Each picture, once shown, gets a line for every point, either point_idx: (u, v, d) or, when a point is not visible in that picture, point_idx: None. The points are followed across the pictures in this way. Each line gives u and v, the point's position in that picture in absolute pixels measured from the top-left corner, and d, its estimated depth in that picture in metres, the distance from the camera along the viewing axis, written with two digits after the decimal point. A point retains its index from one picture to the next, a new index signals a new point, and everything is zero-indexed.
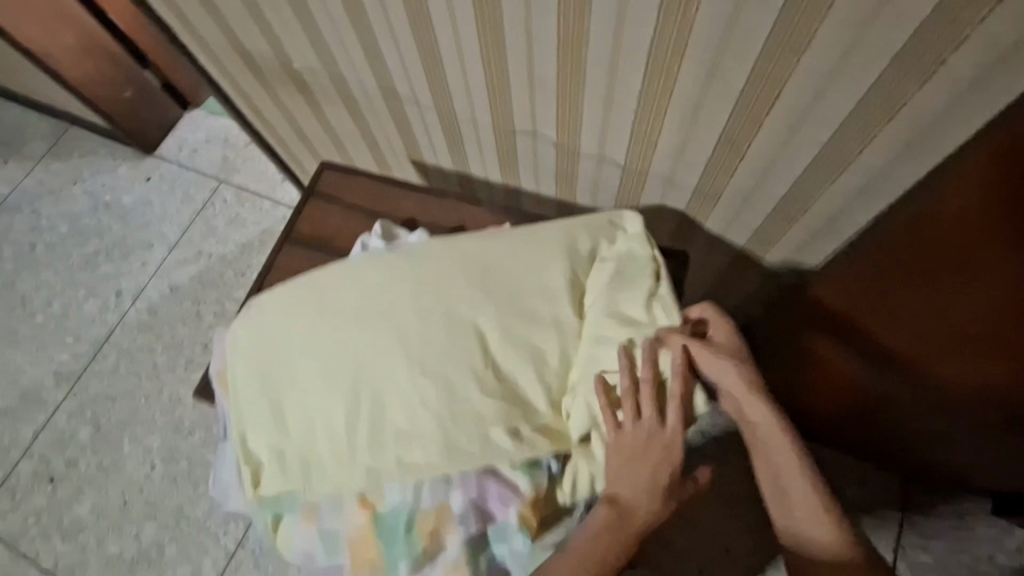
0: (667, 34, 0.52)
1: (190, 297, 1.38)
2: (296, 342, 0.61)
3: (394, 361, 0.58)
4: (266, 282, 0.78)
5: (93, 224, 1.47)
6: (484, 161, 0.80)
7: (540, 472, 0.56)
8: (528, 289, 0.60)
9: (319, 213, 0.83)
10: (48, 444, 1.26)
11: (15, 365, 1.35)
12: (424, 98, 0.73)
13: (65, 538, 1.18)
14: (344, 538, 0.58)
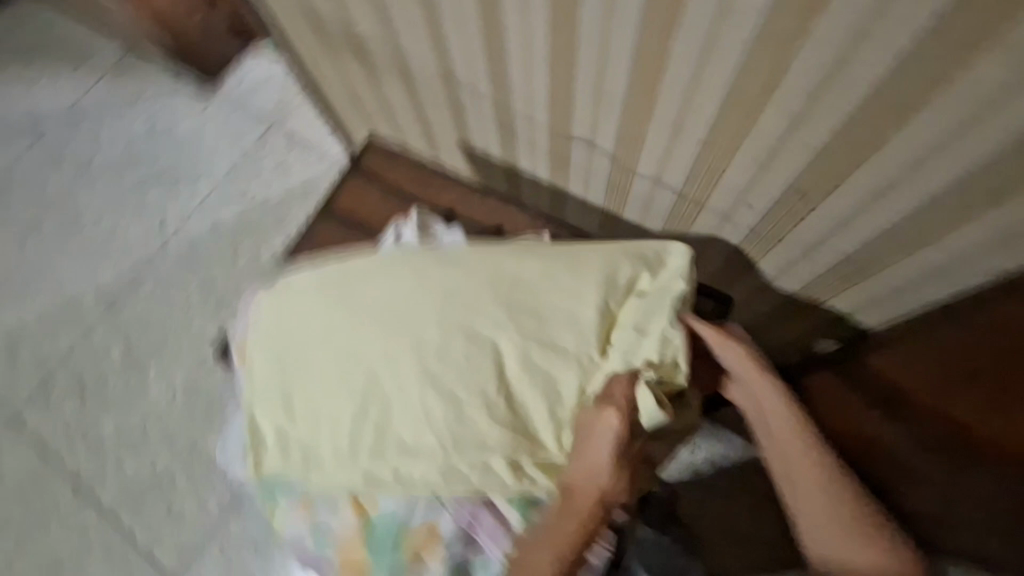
0: (754, 73, 0.47)
1: (228, 238, 1.40)
2: (316, 330, 0.59)
3: (410, 371, 0.56)
4: (296, 253, 0.77)
5: (147, 150, 1.49)
6: (536, 156, 0.77)
7: (535, 510, 0.56)
8: (556, 314, 0.56)
9: (358, 190, 0.79)
10: (82, 357, 1.32)
11: (60, 277, 1.40)
12: (483, 86, 0.70)
13: (87, 448, 1.24)
14: (332, 535, 0.58)
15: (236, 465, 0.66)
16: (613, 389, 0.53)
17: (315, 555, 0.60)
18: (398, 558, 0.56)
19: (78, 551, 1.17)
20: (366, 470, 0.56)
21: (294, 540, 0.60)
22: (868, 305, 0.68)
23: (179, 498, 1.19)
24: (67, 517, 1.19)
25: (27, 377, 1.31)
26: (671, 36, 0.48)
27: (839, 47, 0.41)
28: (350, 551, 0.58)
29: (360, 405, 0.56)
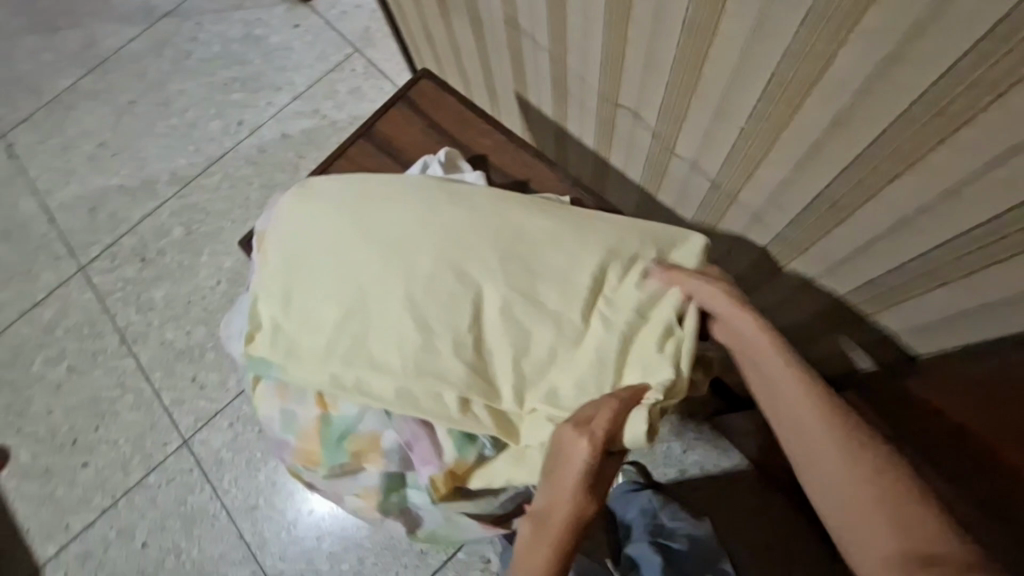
0: (796, 66, 0.46)
1: (294, 150, 1.48)
2: (325, 236, 0.63)
3: (393, 293, 0.59)
4: (333, 166, 0.81)
5: (240, 52, 1.58)
6: (583, 122, 0.77)
7: (471, 448, 0.59)
8: (549, 277, 0.58)
9: (403, 119, 0.82)
10: (149, 230, 1.44)
11: (144, 154, 1.52)
12: (542, 38, 0.69)
13: (138, 310, 1.37)
14: (297, 425, 0.64)
15: (236, 342, 0.72)
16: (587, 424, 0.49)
17: (279, 438, 0.66)
18: (342, 454, 0.63)
19: (113, 398, 1.31)
20: (334, 371, 0.59)
21: (266, 421, 0.67)
22: (925, 331, 0.62)
23: (204, 373, 1.30)
24: (110, 367, 1.33)
25: (101, 237, 1.45)
26: (722, 11, 0.46)
27: (893, 40, 0.39)
28: (308, 444, 0.64)
29: (346, 310, 0.59)
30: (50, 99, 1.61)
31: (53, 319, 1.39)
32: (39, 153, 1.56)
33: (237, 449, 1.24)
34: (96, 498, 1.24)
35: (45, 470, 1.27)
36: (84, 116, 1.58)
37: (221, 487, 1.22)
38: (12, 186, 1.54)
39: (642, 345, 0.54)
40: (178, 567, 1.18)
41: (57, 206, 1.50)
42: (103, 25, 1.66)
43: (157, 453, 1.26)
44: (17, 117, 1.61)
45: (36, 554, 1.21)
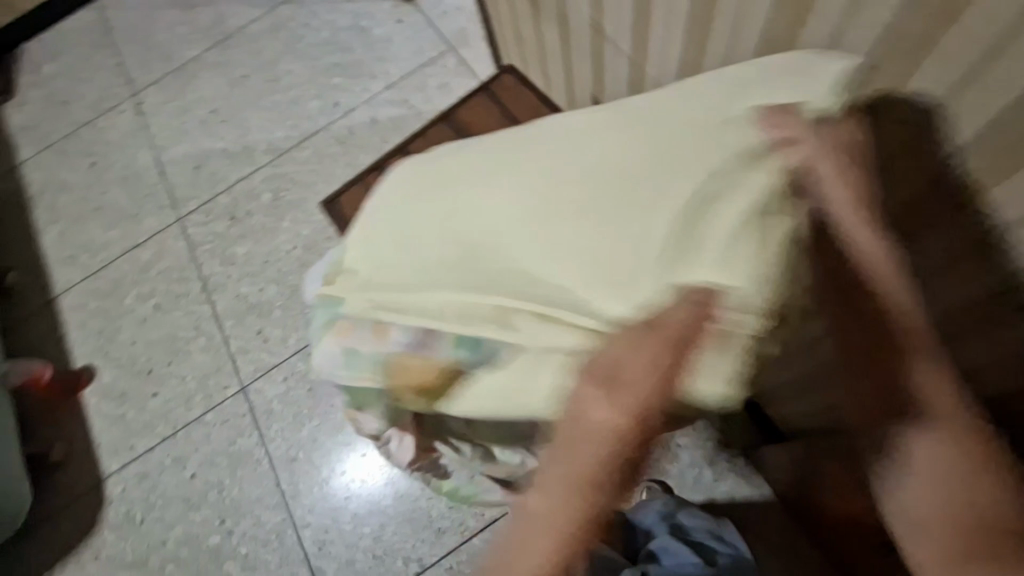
0: (899, 41, 0.49)
1: (380, 135, 1.58)
2: (416, 194, 0.69)
3: (468, 237, 0.63)
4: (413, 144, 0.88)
5: (345, 40, 1.71)
6: None
7: (467, 349, 0.60)
8: (620, 215, 0.55)
9: None
10: (241, 192, 1.58)
11: (248, 123, 1.67)
12: (625, 44, 0.75)
13: (221, 263, 1.50)
14: (346, 359, 0.66)
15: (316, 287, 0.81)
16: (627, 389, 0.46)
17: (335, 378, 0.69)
18: (373, 370, 0.65)
19: (188, 338, 1.43)
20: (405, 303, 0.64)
21: (325, 367, 0.68)
22: None
23: (269, 328, 1.40)
24: (189, 310, 1.46)
25: (200, 193, 1.60)
26: (801, 20, 0.54)
27: (997, 28, 0.42)
28: (354, 373, 0.66)
29: (430, 246, 0.65)
30: (178, 67, 1.80)
31: (149, 260, 1.55)
32: (161, 113, 1.75)
33: (287, 402, 1.31)
34: (159, 426, 1.36)
35: (121, 393, 1.41)
36: (203, 84, 1.76)
37: (267, 435, 1.30)
38: (134, 139, 1.73)
39: (727, 256, 0.47)
40: (218, 502, 1.26)
41: (168, 161, 1.67)
42: (233, 7, 1.84)
43: (217, 395, 1.36)
44: (148, 79, 1.81)
45: (102, 466, 1.34)
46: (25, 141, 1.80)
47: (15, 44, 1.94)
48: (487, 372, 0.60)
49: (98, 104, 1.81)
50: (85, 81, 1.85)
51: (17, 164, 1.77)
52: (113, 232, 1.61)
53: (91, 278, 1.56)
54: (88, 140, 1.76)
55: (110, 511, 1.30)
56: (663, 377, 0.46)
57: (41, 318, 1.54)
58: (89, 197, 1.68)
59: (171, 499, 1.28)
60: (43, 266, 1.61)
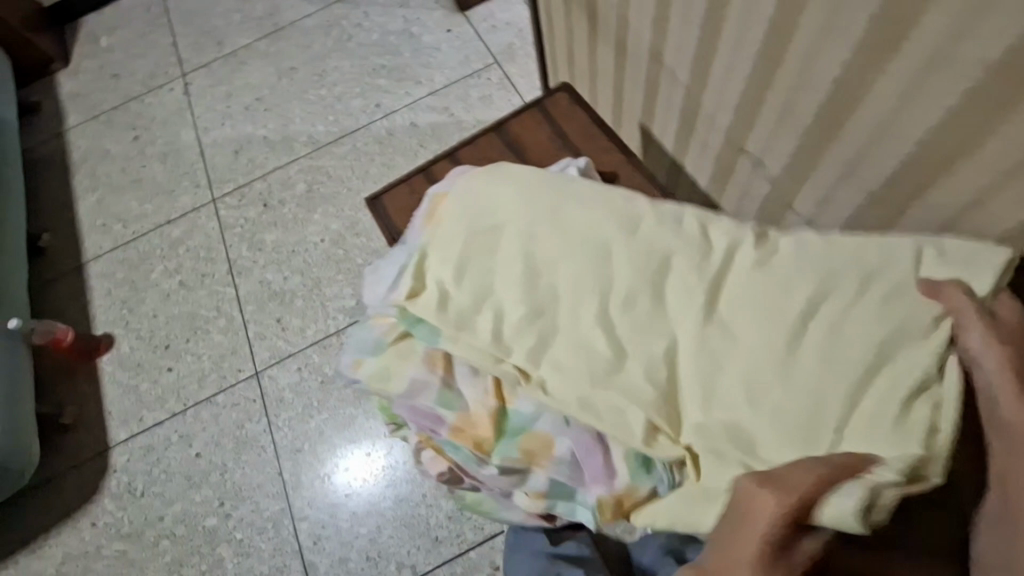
0: (969, 108, 0.49)
1: (418, 139, 1.60)
2: (518, 233, 0.72)
3: (588, 303, 0.68)
4: (461, 149, 0.88)
5: (394, 44, 1.74)
6: (702, 160, 0.83)
7: (646, 477, 0.63)
8: (758, 326, 0.61)
9: (534, 123, 0.88)
10: (277, 180, 1.60)
11: (291, 114, 1.70)
12: (683, 76, 0.76)
13: (249, 247, 1.52)
14: (460, 404, 0.70)
15: (375, 286, 0.78)
16: (783, 480, 0.45)
17: (430, 412, 0.71)
18: (513, 448, 0.68)
19: (208, 317, 1.45)
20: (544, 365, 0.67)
21: (409, 387, 0.71)
22: None
23: (289, 317, 1.41)
24: (213, 290, 1.48)
25: (236, 177, 1.63)
26: (879, 73, 0.53)
27: None
28: (478, 431, 0.69)
29: (574, 327, 0.68)
30: (229, 53, 1.85)
31: (181, 237, 1.57)
32: (208, 95, 1.79)
33: (298, 393, 1.32)
34: (170, 401, 1.37)
35: (137, 364, 1.42)
36: (251, 72, 1.80)
37: (275, 423, 1.30)
38: (179, 118, 1.77)
39: (892, 412, 0.51)
40: (219, 484, 1.26)
41: (209, 142, 1.71)
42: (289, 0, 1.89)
43: (231, 377, 1.37)
44: (199, 62, 1.85)
45: (110, 435, 1.35)
46: (74, 109, 1.85)
47: (76, 14, 2.00)
48: (666, 494, 0.62)
49: (148, 81, 1.86)
50: (138, 57, 1.90)
51: (64, 130, 1.82)
52: (148, 206, 1.64)
53: (121, 248, 1.59)
54: (135, 114, 1.80)
55: (112, 480, 1.30)
56: (820, 479, 0.45)
57: (68, 282, 1.57)
58: (129, 169, 1.71)
59: (173, 476, 1.29)
60: (77, 231, 1.64)
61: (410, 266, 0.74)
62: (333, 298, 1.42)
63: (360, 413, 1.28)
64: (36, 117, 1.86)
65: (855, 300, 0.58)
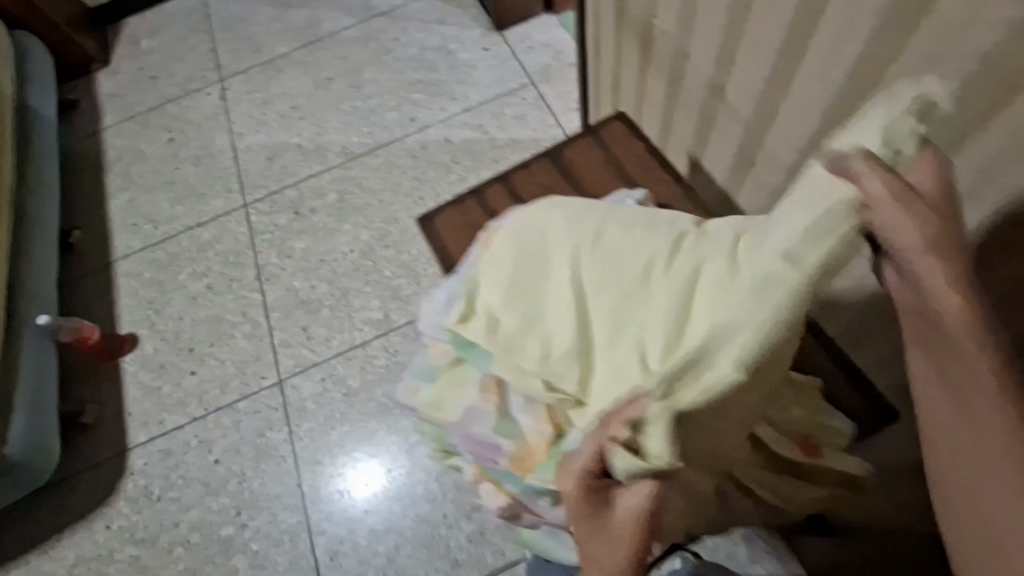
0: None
1: (451, 155, 1.60)
2: (559, 255, 0.67)
3: (624, 329, 0.60)
4: (515, 175, 0.89)
5: (431, 60, 1.76)
6: (756, 194, 0.83)
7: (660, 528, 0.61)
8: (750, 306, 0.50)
9: (587, 150, 0.88)
10: (308, 189, 1.61)
11: (326, 123, 1.72)
12: (744, 111, 0.76)
13: (278, 254, 1.52)
14: (511, 431, 0.70)
15: (431, 313, 0.78)
16: (574, 462, 0.53)
17: (484, 440, 0.72)
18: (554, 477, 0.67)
19: (234, 322, 1.44)
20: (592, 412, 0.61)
21: (464, 416, 0.73)
22: None
23: (315, 326, 1.40)
24: (240, 295, 1.48)
25: (269, 183, 1.64)
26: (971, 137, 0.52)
27: None
28: (524, 460, 0.69)
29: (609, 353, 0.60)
30: (267, 61, 1.87)
31: (210, 240, 1.58)
32: (244, 101, 1.81)
33: (321, 403, 1.30)
34: (191, 405, 1.36)
35: (160, 366, 1.42)
36: (287, 80, 1.82)
37: (297, 432, 1.28)
38: (214, 122, 1.79)
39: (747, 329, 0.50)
40: (237, 492, 1.25)
41: (243, 148, 1.72)
42: (328, 12, 1.92)
43: (254, 383, 1.36)
44: (237, 68, 1.88)
45: (129, 437, 1.34)
46: (111, 108, 1.87)
47: (118, 17, 2.04)
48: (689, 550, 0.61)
49: (185, 84, 1.88)
50: (177, 61, 1.93)
51: (100, 129, 1.84)
52: (179, 208, 1.65)
53: (150, 248, 1.60)
54: (171, 116, 1.82)
55: (129, 483, 1.29)
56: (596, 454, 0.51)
57: (96, 280, 1.57)
58: (162, 171, 1.73)
59: (191, 482, 1.27)
60: (107, 229, 1.65)
61: (462, 293, 0.73)
62: (360, 309, 1.41)
63: (382, 428, 1.26)
64: (73, 114, 1.88)
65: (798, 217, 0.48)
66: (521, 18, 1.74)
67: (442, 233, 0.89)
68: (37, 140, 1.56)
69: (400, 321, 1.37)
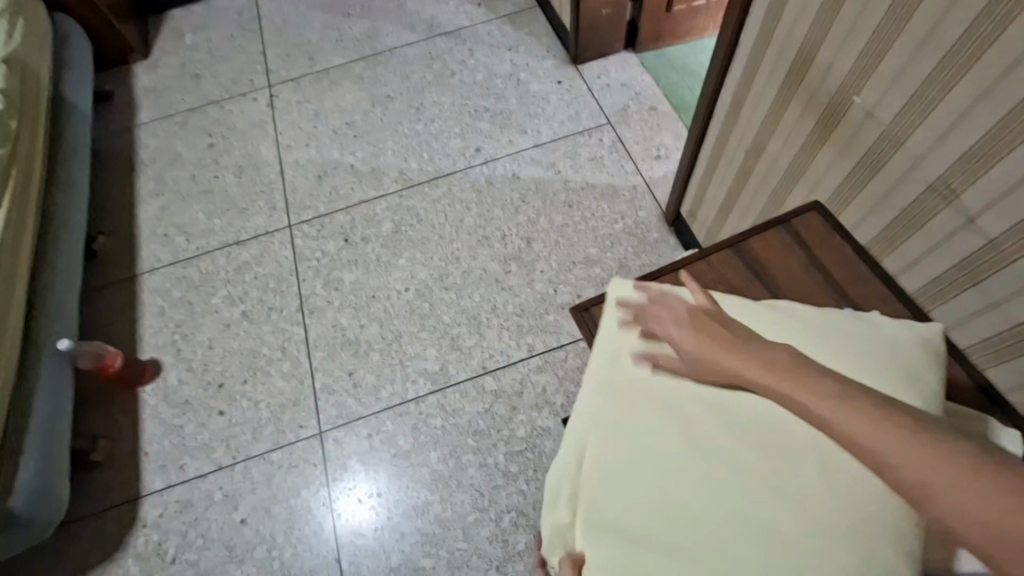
0: None
1: (519, 193, 1.46)
2: (646, 406, 0.61)
3: (679, 471, 0.57)
4: (690, 265, 0.76)
5: (500, 87, 1.65)
6: (961, 319, 0.70)
7: None
8: (588, 418, 0.63)
9: (780, 244, 0.76)
10: (361, 215, 1.48)
11: (382, 145, 1.59)
12: (991, 227, 0.62)
13: (324, 286, 1.38)
14: None
15: None
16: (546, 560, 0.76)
17: None
18: None
19: (272, 359, 1.30)
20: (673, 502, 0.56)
21: None
22: None
23: (362, 372, 1.26)
24: (280, 328, 1.34)
25: (317, 205, 1.51)
26: None
27: None
28: None
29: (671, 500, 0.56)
30: (321, 70, 1.75)
31: (249, 261, 1.44)
32: (293, 111, 1.68)
33: (367, 463, 1.16)
34: (217, 451, 1.21)
35: (184, 402, 1.27)
36: (343, 94, 1.70)
37: (336, 498, 1.14)
38: (260, 131, 1.66)
39: (578, 432, 0.64)
40: (265, 562, 1.10)
41: (290, 162, 1.59)
42: (389, 26, 1.81)
43: (290, 433, 1.21)
44: (288, 75, 1.75)
45: (145, 482, 1.19)
46: (148, 104, 1.74)
47: (164, 8, 1.92)
48: None
49: (231, 86, 1.75)
50: (223, 60, 1.80)
51: (134, 126, 1.70)
52: (216, 222, 1.51)
53: (180, 264, 1.46)
54: (213, 119, 1.69)
55: (141, 537, 1.14)
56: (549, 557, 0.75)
57: (117, 294, 1.42)
58: (199, 178, 1.59)
59: (212, 543, 1.12)
60: (134, 238, 1.51)
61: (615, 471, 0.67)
62: (414, 357, 1.27)
63: (435, 501, 1.12)
64: (106, 106, 1.74)
65: (613, 351, 0.66)
66: (600, 53, 1.64)
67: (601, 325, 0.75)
68: (70, 137, 1.43)
69: (459, 377, 1.24)
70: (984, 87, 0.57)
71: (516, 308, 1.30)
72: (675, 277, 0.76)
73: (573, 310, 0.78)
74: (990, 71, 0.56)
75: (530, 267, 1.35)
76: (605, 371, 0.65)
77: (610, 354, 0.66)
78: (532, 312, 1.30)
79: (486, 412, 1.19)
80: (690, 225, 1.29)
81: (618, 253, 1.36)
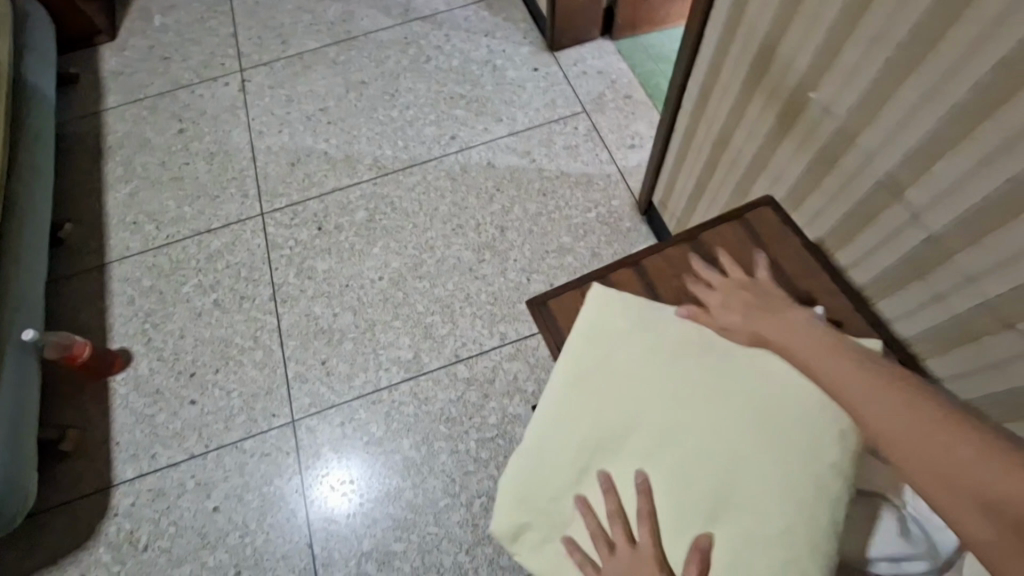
0: None
1: (494, 181, 1.46)
2: (609, 399, 0.63)
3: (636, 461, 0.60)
4: (648, 258, 0.78)
5: (476, 74, 1.63)
6: (903, 310, 0.72)
7: None
8: (557, 409, 0.65)
9: (737, 239, 0.78)
10: (335, 203, 1.47)
11: (356, 131, 1.57)
12: (934, 222, 0.64)
13: (297, 275, 1.38)
14: None
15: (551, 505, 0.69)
16: None
17: None
18: None
19: (244, 348, 1.30)
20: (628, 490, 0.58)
21: None
22: None
23: (335, 360, 1.27)
24: (252, 317, 1.33)
25: (290, 192, 1.49)
26: None
27: None
28: None
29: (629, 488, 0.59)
30: (294, 54, 1.72)
31: (221, 249, 1.42)
32: (265, 96, 1.65)
33: (339, 451, 1.17)
34: (189, 439, 1.21)
35: (156, 391, 1.26)
36: (317, 79, 1.67)
37: (308, 485, 1.15)
38: (231, 116, 1.63)
39: (542, 424, 0.65)
40: (237, 548, 1.11)
41: (262, 149, 1.57)
42: (364, 9, 1.78)
43: (263, 421, 1.21)
44: (260, 59, 1.72)
45: (115, 471, 1.19)
46: (115, 88, 1.69)
47: None
48: None
49: (202, 70, 1.71)
50: (193, 43, 1.76)
51: (101, 110, 1.66)
52: (186, 209, 1.49)
53: (150, 252, 1.44)
54: (183, 104, 1.66)
55: (112, 525, 1.14)
56: None
57: (85, 282, 1.40)
58: (169, 164, 1.56)
59: (184, 530, 1.13)
60: (103, 225, 1.48)
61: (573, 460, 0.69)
62: (387, 346, 1.27)
63: (407, 487, 1.14)
64: (71, 89, 1.70)
65: (582, 347, 0.68)
66: (577, 40, 1.63)
67: (558, 318, 0.77)
68: (33, 123, 1.39)
69: (431, 365, 1.24)
70: (930, 86, 0.58)
71: (489, 296, 1.31)
72: (633, 270, 0.77)
73: (530, 304, 0.79)
74: (936, 69, 0.57)
75: (503, 256, 1.36)
76: (575, 364, 0.67)
77: (581, 350, 0.68)
78: (504, 301, 1.30)
79: (458, 399, 1.21)
80: (661, 215, 1.30)
81: (591, 241, 1.37)
